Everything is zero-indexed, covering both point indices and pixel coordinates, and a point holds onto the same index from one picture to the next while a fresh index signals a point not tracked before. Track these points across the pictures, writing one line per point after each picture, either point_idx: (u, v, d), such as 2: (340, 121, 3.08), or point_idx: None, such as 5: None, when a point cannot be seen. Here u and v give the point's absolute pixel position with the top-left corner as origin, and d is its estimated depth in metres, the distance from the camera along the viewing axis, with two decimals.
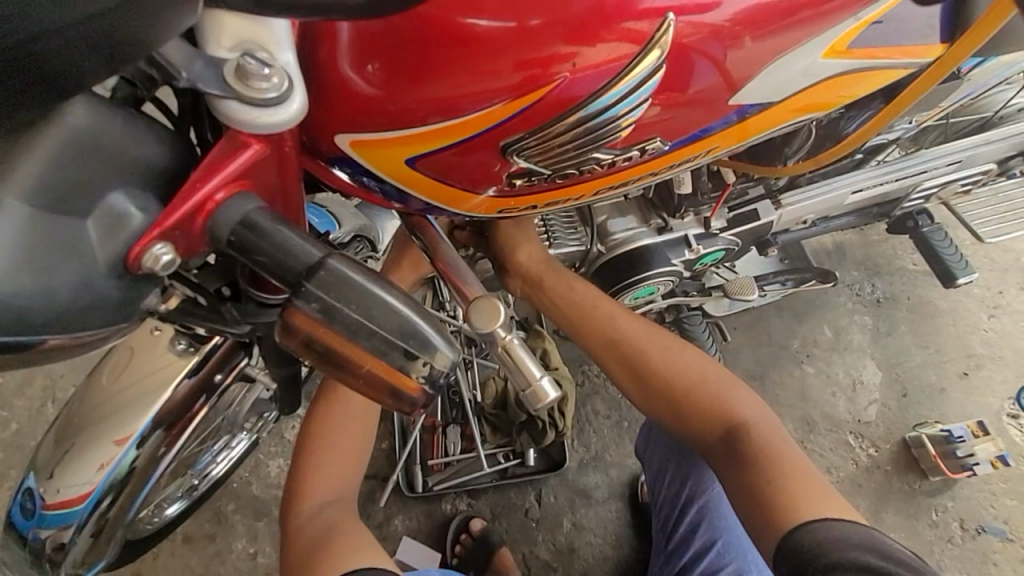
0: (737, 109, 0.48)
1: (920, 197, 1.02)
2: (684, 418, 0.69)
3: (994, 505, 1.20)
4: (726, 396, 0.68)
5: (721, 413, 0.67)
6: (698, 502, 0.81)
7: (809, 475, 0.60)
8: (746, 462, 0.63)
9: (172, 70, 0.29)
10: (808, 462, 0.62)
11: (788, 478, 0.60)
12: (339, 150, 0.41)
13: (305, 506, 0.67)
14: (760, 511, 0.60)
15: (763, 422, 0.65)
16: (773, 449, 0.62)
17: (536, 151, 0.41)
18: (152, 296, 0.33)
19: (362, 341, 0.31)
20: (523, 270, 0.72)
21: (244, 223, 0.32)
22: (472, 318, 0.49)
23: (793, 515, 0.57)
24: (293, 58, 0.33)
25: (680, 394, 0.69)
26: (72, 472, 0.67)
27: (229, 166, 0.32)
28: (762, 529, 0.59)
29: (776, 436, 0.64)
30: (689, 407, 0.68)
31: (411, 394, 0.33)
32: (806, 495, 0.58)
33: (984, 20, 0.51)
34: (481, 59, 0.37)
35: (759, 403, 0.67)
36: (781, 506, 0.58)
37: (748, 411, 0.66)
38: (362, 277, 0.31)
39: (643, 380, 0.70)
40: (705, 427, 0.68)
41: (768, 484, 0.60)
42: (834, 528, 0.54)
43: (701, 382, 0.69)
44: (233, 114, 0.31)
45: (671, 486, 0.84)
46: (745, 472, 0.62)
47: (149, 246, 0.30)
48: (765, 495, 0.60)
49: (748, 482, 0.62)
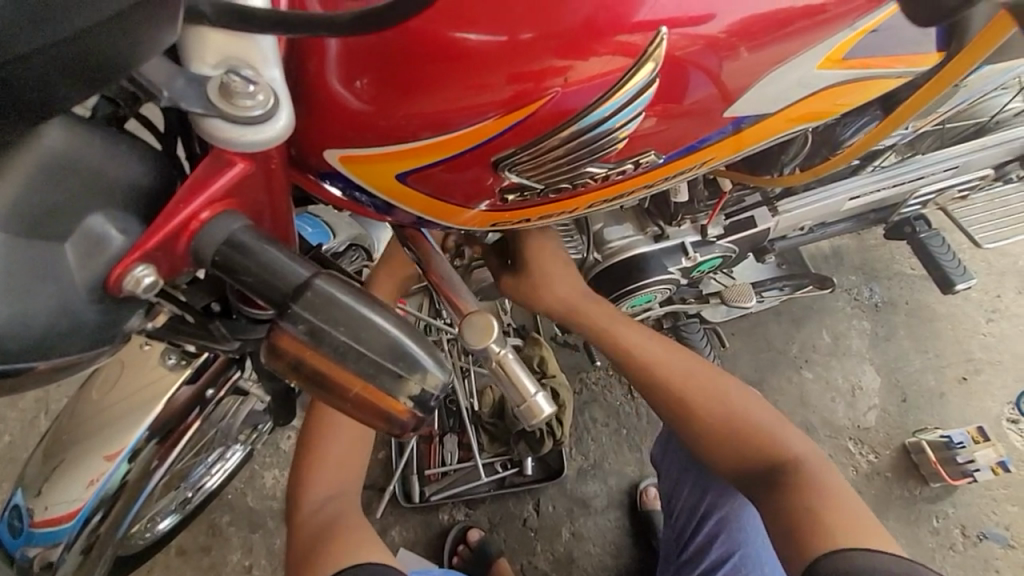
0: (733, 121, 0.47)
1: (917, 203, 1.02)
2: (722, 446, 0.68)
3: (996, 511, 1.19)
4: (757, 422, 0.68)
5: (762, 445, 0.66)
6: (718, 513, 0.80)
7: (849, 503, 0.59)
8: (785, 491, 0.61)
9: (153, 89, 0.28)
10: (840, 488, 0.61)
11: (827, 506, 0.59)
12: (328, 165, 0.40)
13: (308, 501, 0.65)
14: (793, 535, 0.58)
15: (805, 454, 0.64)
16: (813, 479, 0.61)
17: (529, 166, 0.41)
18: (136, 318, 0.33)
19: (350, 363, 0.30)
20: (563, 296, 0.72)
21: (229, 243, 0.31)
22: (466, 334, 0.48)
23: (830, 539, 0.56)
24: (279, 75, 0.32)
25: (722, 424, 0.68)
26: (61, 488, 0.66)
27: (214, 185, 0.32)
28: (793, 553, 0.57)
29: (819, 468, 0.63)
30: (729, 438, 0.68)
31: (400, 418, 0.32)
32: (838, 520, 0.57)
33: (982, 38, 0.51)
34: (472, 74, 0.36)
35: (801, 436, 0.67)
36: (816, 531, 0.57)
37: (790, 444, 0.66)
38: (351, 297, 0.31)
39: (682, 407, 0.69)
40: (744, 458, 0.67)
41: (801, 508, 0.59)
42: (874, 556, 0.53)
43: (743, 414, 0.68)
44: (216, 132, 0.30)
45: (690, 495, 0.82)
46: (776, 497, 0.61)
47: (130, 268, 0.29)
48: (796, 518, 0.59)
49: (777, 504, 0.61)
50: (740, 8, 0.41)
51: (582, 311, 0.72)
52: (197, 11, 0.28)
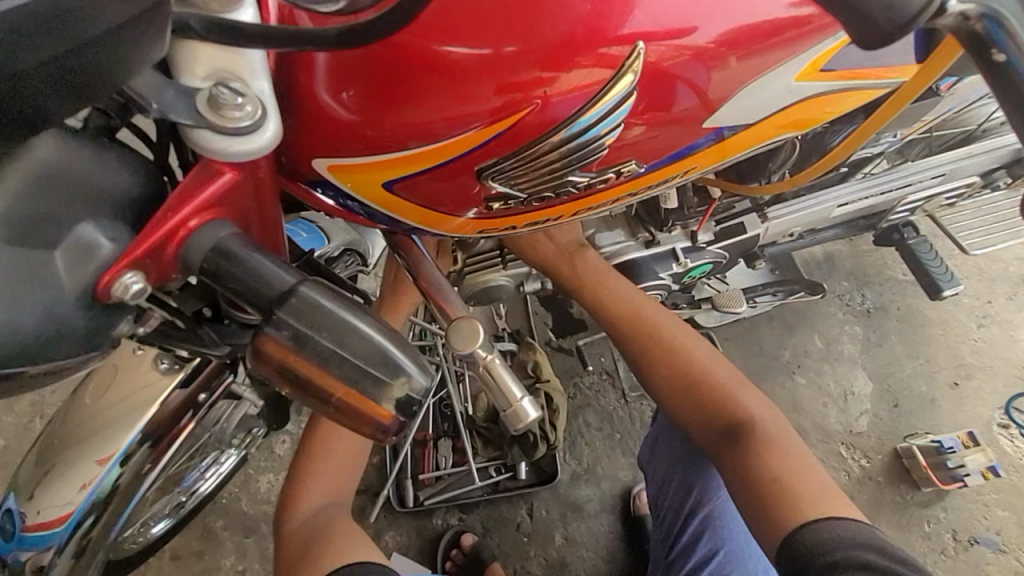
0: (713, 131, 0.48)
1: (905, 210, 1.03)
2: (688, 410, 0.68)
3: (986, 515, 1.20)
4: (732, 390, 0.67)
5: (726, 409, 0.66)
6: (703, 512, 0.80)
7: (813, 475, 0.60)
8: (750, 458, 0.62)
9: (141, 101, 0.29)
10: (811, 462, 0.62)
11: (791, 475, 0.60)
12: (317, 174, 0.41)
13: (302, 510, 0.65)
14: (762, 510, 0.59)
15: (770, 420, 0.65)
16: (778, 447, 0.62)
17: (514, 174, 0.42)
18: (125, 324, 0.33)
19: (333, 368, 0.31)
20: (539, 260, 0.73)
21: (217, 250, 0.32)
22: (453, 340, 0.49)
23: (796, 514, 0.57)
24: (267, 87, 0.33)
25: (689, 388, 0.68)
26: (53, 492, 0.66)
27: (203, 194, 0.33)
28: (764, 528, 0.58)
29: (783, 435, 0.64)
30: (695, 401, 0.68)
31: (384, 422, 0.33)
32: (808, 495, 0.58)
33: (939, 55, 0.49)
34: (456, 86, 0.37)
35: (767, 401, 0.67)
36: (782, 503, 0.58)
37: (755, 407, 0.66)
38: (335, 304, 0.31)
39: (652, 372, 0.70)
40: (708, 421, 0.67)
41: (768, 479, 0.60)
42: (836, 527, 0.55)
43: (708, 377, 0.68)
44: (205, 142, 0.31)
45: (676, 495, 0.83)
46: (744, 465, 0.62)
47: (120, 275, 0.30)
48: (763, 488, 0.60)
49: (745, 472, 0.62)
50: (723, 20, 0.42)
51: (556, 273, 0.73)
52: (184, 24, 0.29)
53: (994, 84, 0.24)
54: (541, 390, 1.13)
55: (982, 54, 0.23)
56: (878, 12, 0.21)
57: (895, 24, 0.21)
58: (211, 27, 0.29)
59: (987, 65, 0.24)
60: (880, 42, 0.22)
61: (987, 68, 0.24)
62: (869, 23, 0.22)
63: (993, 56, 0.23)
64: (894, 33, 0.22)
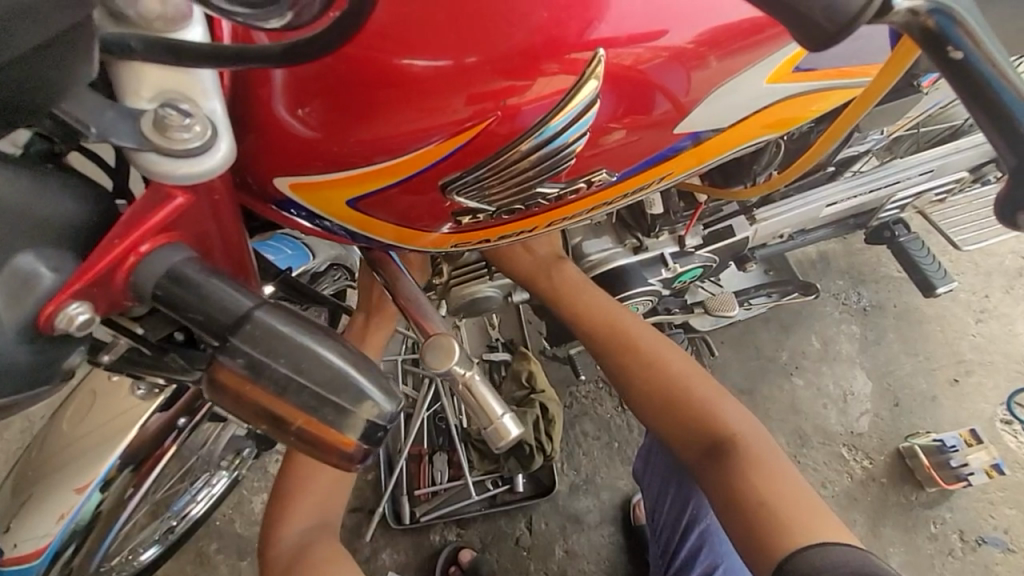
0: (686, 136, 0.47)
1: (895, 208, 1.02)
2: (667, 427, 0.67)
3: (993, 514, 1.18)
4: (713, 406, 0.66)
5: (706, 425, 0.65)
6: (699, 527, 0.78)
7: (797, 492, 0.59)
8: (732, 476, 0.61)
9: (79, 126, 0.27)
10: (795, 479, 0.61)
11: (777, 496, 0.59)
12: (280, 193, 0.40)
13: (286, 533, 0.63)
14: (751, 535, 0.58)
15: (750, 434, 0.64)
16: (760, 464, 0.61)
17: (485, 186, 0.41)
18: (77, 355, 0.32)
19: (291, 397, 0.30)
20: (516, 274, 0.73)
21: (170, 275, 0.31)
22: (428, 357, 0.47)
23: (785, 539, 0.55)
24: (220, 107, 0.32)
25: (668, 404, 0.67)
26: (29, 524, 0.64)
27: (153, 219, 0.31)
28: (756, 554, 0.57)
29: (765, 450, 0.63)
30: (674, 418, 0.67)
31: (348, 450, 0.31)
32: (797, 518, 0.57)
33: (889, 62, 0.44)
34: (416, 99, 0.36)
35: (746, 414, 0.66)
36: (769, 527, 0.57)
37: (733, 421, 0.65)
38: (290, 327, 0.30)
39: (632, 388, 0.69)
40: (689, 438, 0.66)
41: (756, 501, 0.59)
42: (829, 553, 0.53)
43: (686, 392, 0.67)
44: (152, 166, 0.30)
45: (671, 510, 0.82)
46: (731, 485, 0.61)
47: (64, 305, 0.29)
48: (751, 511, 0.59)
49: (733, 493, 0.61)
50: (697, 22, 0.41)
51: (530, 287, 0.73)
52: (125, 45, 0.29)
53: (954, 81, 0.23)
54: (535, 400, 1.12)
55: (939, 52, 0.22)
56: (819, 11, 0.20)
57: (838, 24, 0.20)
58: (152, 46, 0.29)
59: (944, 62, 0.22)
60: (826, 41, 0.21)
61: (945, 66, 0.22)
62: (809, 24, 0.21)
63: (950, 53, 0.22)
64: (838, 33, 0.20)
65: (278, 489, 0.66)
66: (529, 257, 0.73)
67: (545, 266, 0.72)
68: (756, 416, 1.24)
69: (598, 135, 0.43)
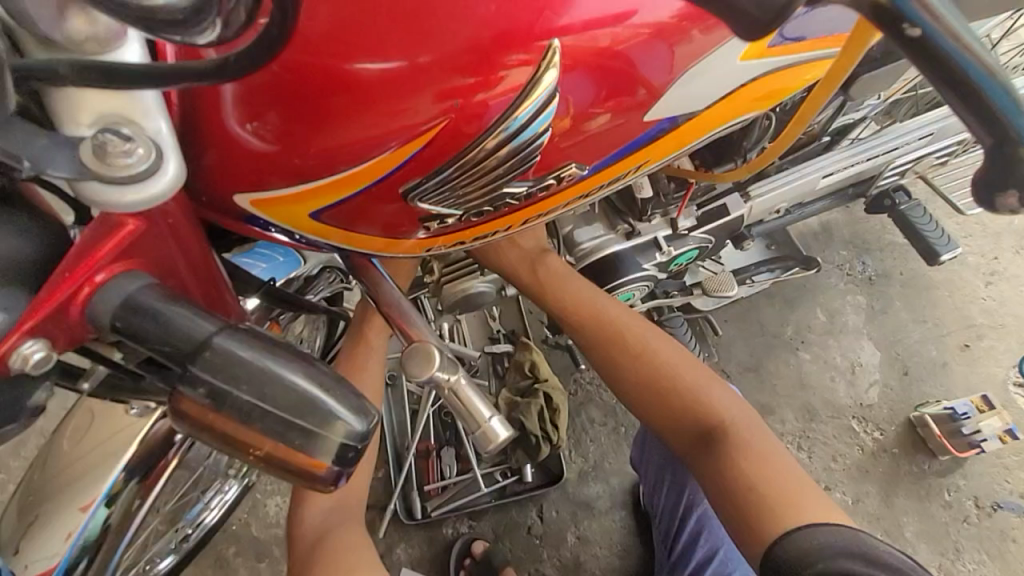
0: (661, 121, 0.45)
1: (894, 174, 0.99)
2: (658, 418, 0.66)
3: (1008, 479, 1.17)
4: (704, 392, 0.65)
5: (697, 412, 0.64)
6: (697, 511, 0.80)
7: (788, 474, 0.58)
8: (723, 463, 0.60)
9: (12, 160, 0.27)
10: (791, 463, 0.60)
11: (769, 481, 0.58)
12: (242, 209, 0.39)
13: (313, 508, 0.63)
14: (743, 522, 0.57)
15: (741, 419, 0.63)
16: (751, 449, 0.60)
17: (454, 187, 0.39)
18: (42, 390, 0.32)
19: (256, 423, 0.29)
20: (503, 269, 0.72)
21: (126, 305, 0.30)
22: (408, 366, 0.46)
23: (776, 524, 0.55)
24: (165, 127, 0.31)
25: (658, 393, 0.66)
26: (38, 544, 0.64)
27: (104, 249, 0.31)
28: (748, 541, 0.56)
29: (758, 436, 0.62)
30: (664, 408, 0.66)
31: (320, 473, 0.30)
32: (789, 502, 0.56)
33: (850, 41, 0.41)
34: (369, 105, 0.35)
35: (736, 397, 0.65)
36: (760, 512, 0.56)
37: (724, 407, 0.64)
38: (252, 353, 0.30)
39: (621, 380, 0.68)
40: (678, 427, 0.65)
41: (747, 487, 0.58)
42: (819, 535, 0.52)
43: (674, 380, 0.66)
44: (96, 195, 0.29)
45: (669, 495, 0.83)
46: (722, 473, 0.60)
47: (18, 344, 0.29)
48: (742, 498, 0.58)
49: (724, 481, 0.60)
50: None
51: (516, 283, 0.72)
52: (54, 71, 0.27)
53: (916, 59, 0.22)
54: (539, 389, 1.11)
55: (895, 30, 0.22)
56: None
57: None
58: (83, 72, 0.27)
59: (903, 41, 0.22)
60: (759, 30, 0.21)
61: (905, 44, 0.22)
62: None
63: (907, 29, 0.22)
64: None
65: None
66: (514, 250, 0.72)
67: (526, 261, 0.71)
68: (762, 394, 1.23)
69: (578, 123, 0.41)
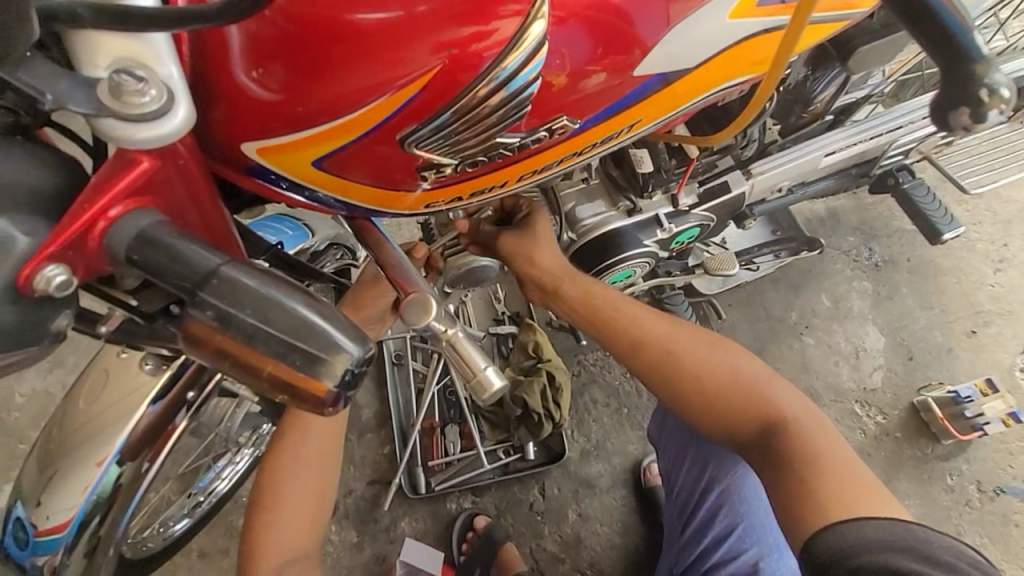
0: (652, 76, 0.46)
1: (898, 154, 0.98)
2: (715, 420, 0.68)
3: (1012, 464, 1.17)
4: (763, 392, 0.68)
5: (759, 408, 0.67)
6: (719, 486, 0.81)
7: (845, 465, 0.61)
8: (783, 455, 0.63)
9: (36, 92, 0.29)
10: (849, 456, 0.62)
11: (827, 475, 0.60)
12: (249, 159, 0.41)
13: (266, 566, 0.64)
14: (794, 512, 0.59)
15: (801, 415, 0.66)
16: (809, 442, 0.63)
17: (450, 136, 0.41)
18: (65, 318, 0.34)
19: (260, 345, 0.31)
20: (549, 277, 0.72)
21: (140, 237, 0.32)
22: (408, 315, 0.48)
23: (828, 513, 0.57)
24: (176, 72, 0.32)
25: (714, 395, 0.68)
26: (58, 497, 0.68)
27: (120, 185, 0.33)
28: (797, 529, 0.58)
29: (817, 430, 0.64)
30: (723, 409, 0.68)
31: (320, 395, 0.32)
32: (841, 493, 0.58)
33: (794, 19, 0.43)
34: (367, 53, 0.37)
35: (796, 393, 0.68)
36: (810, 504, 0.58)
37: (785, 404, 0.67)
38: (257, 282, 0.32)
39: (677, 382, 0.69)
40: (739, 426, 0.68)
41: (802, 480, 0.60)
42: (867, 527, 0.54)
43: (736, 379, 0.69)
44: (112, 131, 0.31)
45: (691, 472, 0.83)
46: (782, 468, 0.62)
47: (40, 269, 0.31)
48: (798, 490, 0.60)
49: (784, 475, 0.62)
50: None
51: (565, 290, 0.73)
52: (73, 12, 0.30)
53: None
54: (543, 369, 1.14)
55: None
56: None
57: None
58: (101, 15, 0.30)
59: None
60: None
61: None
62: None
63: None
64: None
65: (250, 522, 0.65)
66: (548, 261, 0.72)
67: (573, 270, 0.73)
68: None
69: (576, 81, 0.43)
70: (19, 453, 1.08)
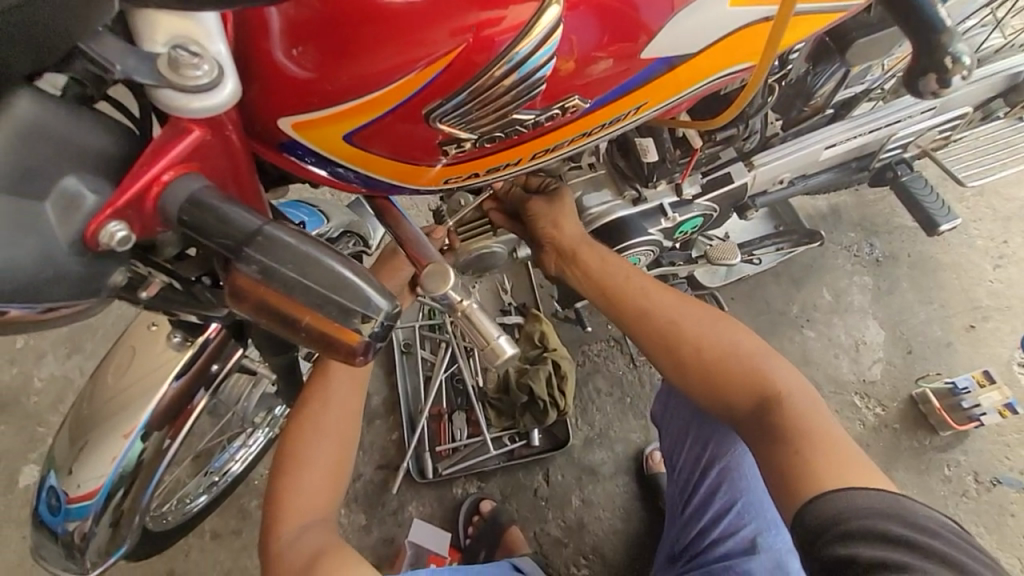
0: (658, 60, 0.49)
1: (897, 147, 1.01)
2: (714, 393, 0.71)
3: (1008, 456, 1.19)
4: (762, 367, 0.70)
5: (757, 383, 0.70)
6: (719, 464, 0.83)
7: (836, 442, 0.63)
8: (778, 430, 0.66)
9: (107, 64, 0.33)
10: (841, 434, 0.65)
11: (819, 452, 0.62)
12: (284, 134, 0.44)
13: (288, 527, 0.67)
14: (785, 483, 0.62)
15: (797, 392, 0.68)
16: (803, 418, 0.66)
17: (469, 113, 0.44)
18: (118, 276, 0.38)
19: (299, 296, 0.34)
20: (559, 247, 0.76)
21: (191, 200, 0.36)
22: (426, 283, 0.52)
23: (816, 484, 0.60)
24: (224, 49, 0.36)
25: (714, 368, 0.71)
26: (88, 467, 0.71)
27: (173, 151, 0.36)
28: (785, 499, 0.62)
29: (812, 407, 0.67)
30: (722, 383, 0.71)
31: (352, 344, 0.36)
32: (830, 467, 0.60)
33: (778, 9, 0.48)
34: (395, 33, 0.40)
35: (794, 371, 0.70)
36: (802, 476, 0.61)
37: (782, 380, 0.69)
38: (297, 240, 0.35)
39: (680, 353, 0.72)
40: (736, 400, 0.70)
41: (795, 453, 0.63)
42: (855, 496, 0.56)
43: (735, 355, 0.71)
44: (170, 102, 0.34)
45: (692, 451, 0.86)
46: (776, 440, 0.65)
47: (106, 224, 0.34)
48: (791, 463, 0.63)
49: (777, 448, 0.65)
50: None
51: (575, 261, 0.76)
52: None
53: None
54: (548, 358, 1.17)
55: None
56: None
57: None
58: None
59: None
60: None
61: None
62: None
63: None
64: None
65: (273, 485, 0.69)
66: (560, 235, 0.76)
67: (583, 244, 0.76)
68: None
69: (584, 66, 0.46)
70: (39, 435, 1.12)
